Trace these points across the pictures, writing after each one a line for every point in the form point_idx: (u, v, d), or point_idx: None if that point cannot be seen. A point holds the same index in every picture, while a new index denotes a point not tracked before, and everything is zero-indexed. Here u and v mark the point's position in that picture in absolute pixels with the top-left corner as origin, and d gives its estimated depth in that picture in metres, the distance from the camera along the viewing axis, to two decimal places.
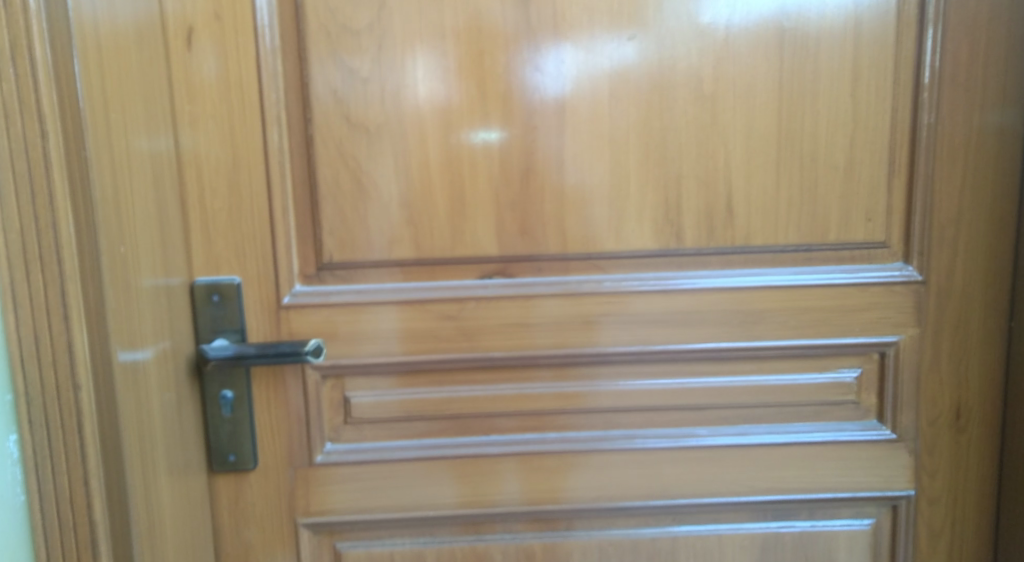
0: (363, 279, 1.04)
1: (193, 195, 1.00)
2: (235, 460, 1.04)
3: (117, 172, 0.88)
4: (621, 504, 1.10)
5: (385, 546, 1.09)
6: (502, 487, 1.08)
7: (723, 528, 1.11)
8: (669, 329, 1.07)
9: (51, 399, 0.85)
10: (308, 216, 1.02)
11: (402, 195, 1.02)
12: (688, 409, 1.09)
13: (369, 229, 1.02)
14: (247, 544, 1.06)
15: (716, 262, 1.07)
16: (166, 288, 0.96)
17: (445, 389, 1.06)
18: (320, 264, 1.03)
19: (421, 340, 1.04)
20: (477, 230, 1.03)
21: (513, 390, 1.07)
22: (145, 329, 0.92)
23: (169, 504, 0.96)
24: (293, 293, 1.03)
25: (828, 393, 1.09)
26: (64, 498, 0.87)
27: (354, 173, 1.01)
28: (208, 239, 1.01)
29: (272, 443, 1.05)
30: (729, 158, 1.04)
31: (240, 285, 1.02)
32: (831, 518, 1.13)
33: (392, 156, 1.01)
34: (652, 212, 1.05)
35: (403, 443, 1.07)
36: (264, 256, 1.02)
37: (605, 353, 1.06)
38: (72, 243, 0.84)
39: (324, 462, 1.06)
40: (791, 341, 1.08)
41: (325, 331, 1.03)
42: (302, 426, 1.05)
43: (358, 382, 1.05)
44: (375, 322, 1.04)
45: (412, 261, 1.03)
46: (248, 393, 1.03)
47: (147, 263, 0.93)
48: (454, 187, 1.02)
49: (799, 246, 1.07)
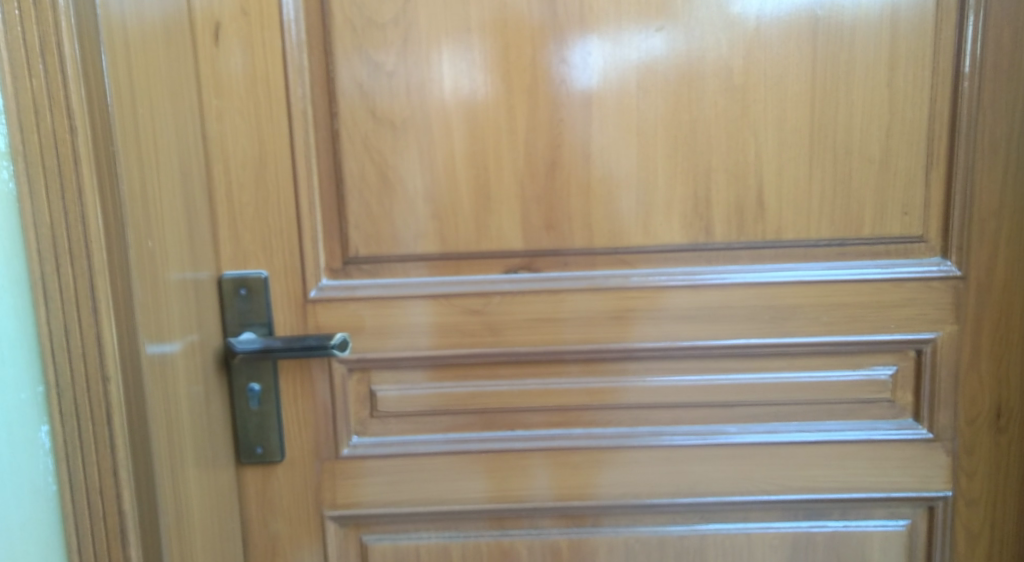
0: (389, 274, 1.04)
1: (221, 189, 1.01)
2: (262, 453, 1.05)
3: (144, 166, 0.89)
4: (647, 501, 1.08)
5: (411, 540, 1.09)
6: (527, 483, 1.08)
7: (753, 527, 1.10)
8: (697, 324, 1.05)
9: (81, 391, 0.86)
10: (335, 210, 1.03)
11: (428, 190, 1.02)
12: (717, 406, 1.07)
13: (394, 224, 1.02)
14: (274, 535, 1.07)
15: (746, 257, 1.05)
16: (195, 281, 0.98)
17: (470, 384, 1.06)
18: (346, 259, 1.03)
19: (446, 334, 1.04)
20: (502, 224, 1.03)
21: (539, 386, 1.06)
22: (173, 322, 0.94)
23: (196, 494, 0.97)
24: (320, 287, 1.03)
25: (862, 391, 1.07)
26: (94, 488, 0.88)
27: (380, 168, 1.01)
28: (236, 233, 1.02)
29: (298, 435, 1.05)
30: (760, 150, 1.02)
31: (267, 279, 1.02)
32: (864, 519, 1.10)
33: (418, 151, 1.01)
34: (681, 205, 1.03)
35: (428, 437, 1.07)
36: (292, 250, 1.02)
37: (632, 349, 1.05)
38: (100, 236, 0.85)
39: (350, 455, 1.06)
40: (823, 338, 1.05)
41: (351, 325, 1.04)
42: (328, 418, 1.05)
43: (383, 376, 1.05)
44: (400, 316, 1.04)
45: (437, 255, 1.03)
46: (275, 387, 1.03)
47: (174, 257, 0.94)
48: (479, 180, 1.02)
49: (832, 241, 1.04)
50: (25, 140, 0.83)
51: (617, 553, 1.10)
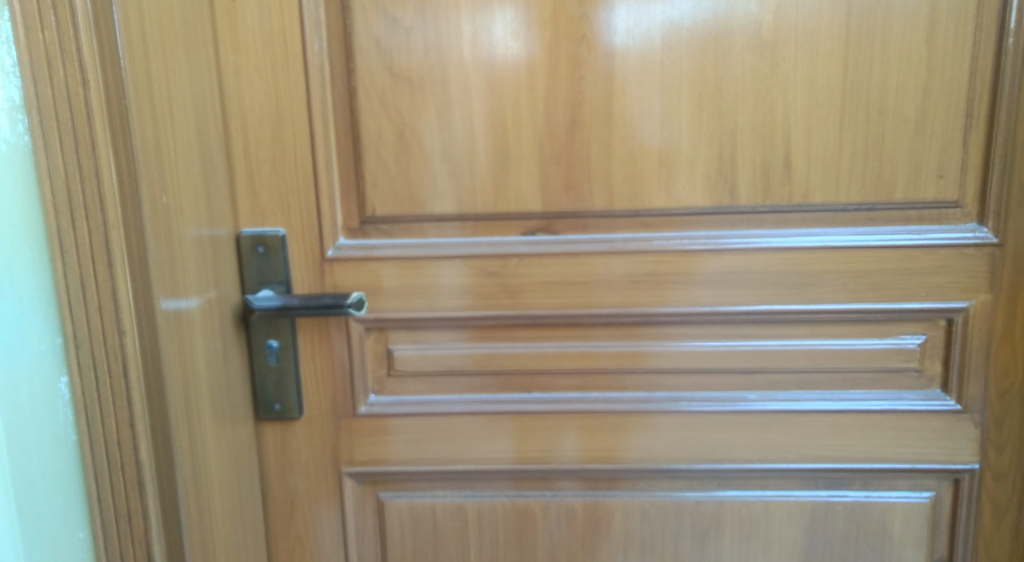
0: (406, 234, 1.03)
1: (238, 146, 1.00)
2: (281, 409, 1.06)
3: (158, 120, 0.89)
4: (664, 466, 1.08)
5: (427, 498, 1.09)
6: (543, 445, 1.08)
7: (771, 495, 1.09)
8: (719, 290, 1.03)
9: (98, 345, 0.87)
10: (351, 168, 1.02)
11: (445, 150, 1.00)
12: (738, 373, 1.06)
13: (411, 183, 1.01)
14: (292, 489, 1.08)
15: (771, 221, 1.02)
16: (212, 238, 0.98)
17: (486, 346, 1.05)
18: (363, 219, 1.03)
19: (462, 296, 1.03)
20: (521, 185, 1.01)
21: (556, 349, 1.05)
22: (190, 279, 0.94)
23: (213, 447, 0.98)
24: (337, 247, 1.03)
25: (888, 360, 1.04)
26: (112, 438, 0.89)
27: (397, 128, 1.00)
28: (254, 191, 1.01)
29: (316, 393, 1.06)
30: (789, 110, 0.99)
31: (284, 237, 1.02)
32: (887, 490, 1.08)
33: (435, 110, 1.00)
34: (705, 166, 1.01)
35: (444, 398, 1.07)
36: (308, 208, 1.02)
37: (650, 314, 1.04)
38: (115, 191, 0.85)
39: (367, 413, 1.06)
40: (848, 305, 1.02)
41: (368, 285, 1.03)
42: (346, 377, 1.05)
43: (400, 336, 1.05)
44: (417, 277, 1.03)
45: (454, 216, 1.02)
46: (292, 344, 1.04)
47: (190, 213, 0.94)
48: (498, 139, 1.00)
49: (862, 205, 1.01)
50: (38, 93, 0.83)
51: (632, 517, 1.09)
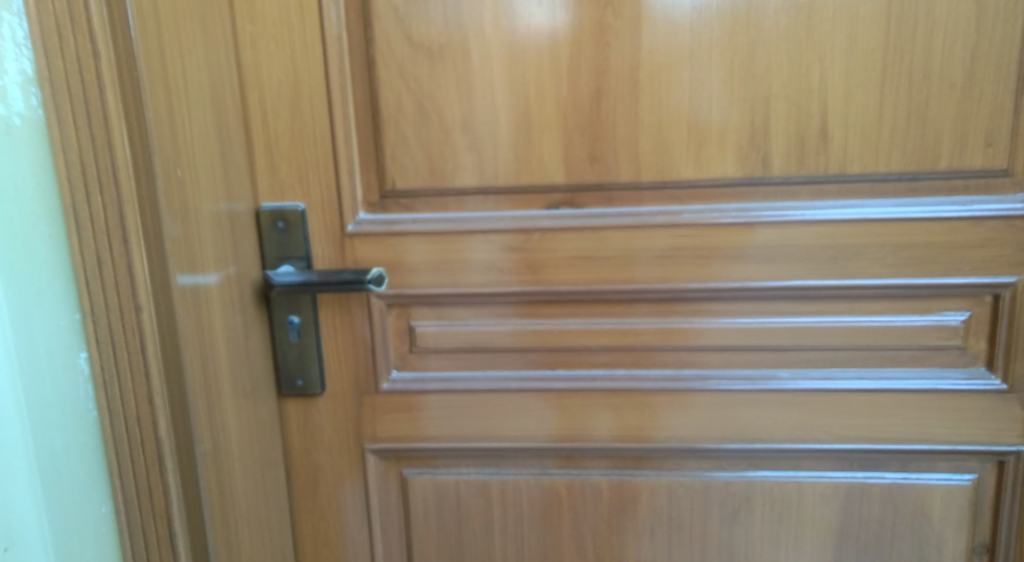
0: (427, 208, 1.00)
1: (256, 119, 0.99)
2: (303, 385, 1.04)
3: (172, 92, 0.88)
4: (692, 446, 1.05)
5: (451, 475, 1.08)
6: (568, 424, 1.05)
7: (804, 475, 1.05)
8: (751, 264, 0.99)
9: (115, 322, 0.87)
10: (371, 141, 0.99)
11: (466, 121, 0.97)
12: (770, 350, 1.02)
13: (431, 155, 0.99)
14: (316, 465, 1.08)
15: (805, 192, 0.97)
16: (231, 213, 0.96)
17: (510, 322, 1.03)
18: (383, 193, 1.00)
19: (485, 272, 1.01)
20: (544, 156, 0.98)
21: (581, 325, 1.02)
22: (208, 255, 0.93)
23: (234, 423, 0.98)
24: (357, 221, 1.00)
25: (929, 338, 0.99)
26: (130, 415, 0.89)
27: (417, 98, 0.97)
28: (273, 165, 1.00)
29: (338, 369, 1.05)
30: (826, 75, 0.94)
31: (304, 212, 1.00)
32: (926, 471, 1.04)
33: (456, 79, 0.97)
34: (736, 135, 0.96)
35: (467, 375, 1.05)
36: (328, 182, 1.00)
37: (679, 290, 1.00)
38: (128, 166, 0.84)
39: (390, 390, 1.05)
40: (887, 281, 0.98)
41: (388, 261, 1.01)
42: (368, 353, 1.04)
43: (422, 312, 1.03)
44: (438, 252, 1.01)
45: (476, 189, 0.99)
46: (314, 320, 1.02)
47: (207, 187, 0.93)
48: (520, 109, 0.97)
49: (903, 175, 0.96)
50: (50, 66, 0.82)
51: (660, 496, 1.07)
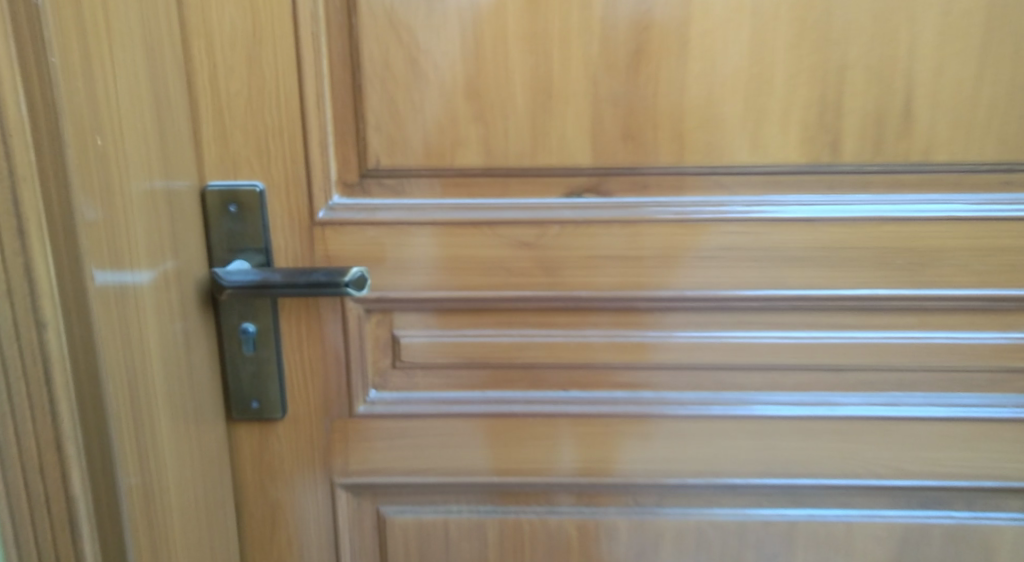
0: (418, 192, 0.81)
1: (202, 74, 0.77)
2: (259, 408, 0.84)
3: (88, 34, 0.66)
4: (728, 481, 0.88)
5: (437, 514, 0.89)
6: (582, 455, 0.88)
7: (854, 515, 0.90)
8: (809, 269, 0.82)
9: (9, 339, 0.65)
10: (349, 106, 0.79)
11: (471, 85, 0.78)
12: (825, 370, 0.86)
13: (426, 126, 0.79)
14: (274, 502, 0.88)
15: (880, 184, 0.81)
16: (170, 193, 0.75)
17: (516, 333, 0.84)
18: (364, 172, 0.80)
19: (488, 272, 0.82)
20: (566, 131, 0.79)
21: (603, 339, 0.84)
22: (140, 246, 0.72)
23: (172, 464, 0.77)
24: (330, 207, 0.81)
25: (1012, 358, 0.84)
26: (31, 466, 0.67)
27: (410, 54, 0.77)
28: (224, 133, 0.78)
29: (303, 388, 0.85)
30: (915, 41, 0.77)
31: (263, 192, 0.80)
32: (995, 510, 0.89)
33: (460, 32, 0.77)
34: (802, 112, 0.79)
35: (462, 395, 0.86)
36: (295, 156, 0.79)
37: (722, 297, 0.83)
38: (25, 129, 0.63)
39: (367, 414, 0.86)
40: (969, 291, 0.82)
41: (369, 258, 0.82)
42: (341, 369, 0.84)
43: (409, 320, 0.84)
44: (432, 248, 0.82)
45: (480, 171, 0.80)
46: (273, 328, 0.82)
47: (137, 159, 0.71)
48: (539, 71, 0.78)
49: (997, 165, 0.79)
50: None
51: (686, 539, 0.90)
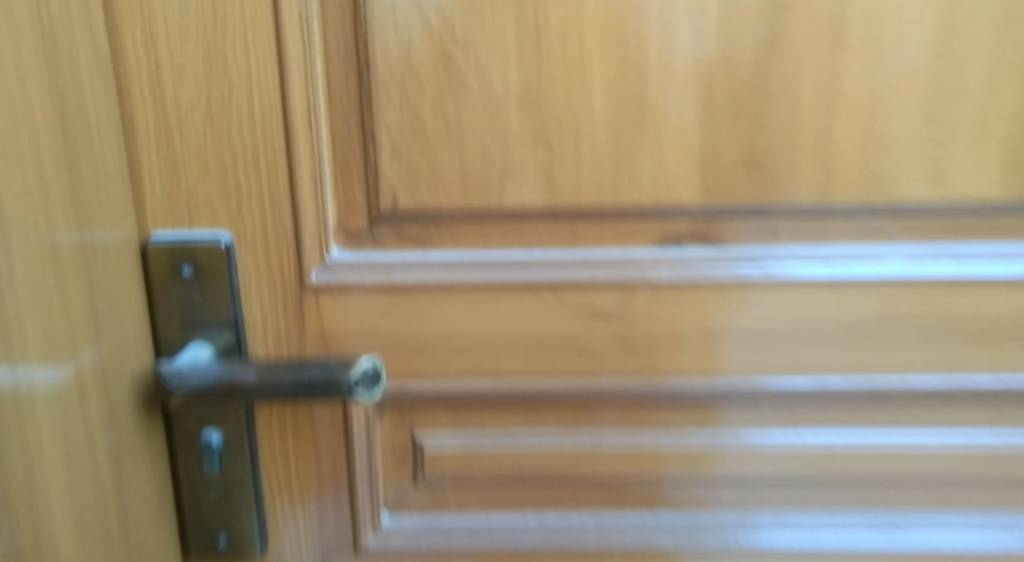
0: (451, 243, 0.57)
1: (140, 77, 0.53)
2: (227, 547, 0.60)
3: None
4: None
5: None
6: None
7: None
8: (1006, 349, 0.58)
9: None
10: (354, 124, 0.56)
11: (530, 95, 0.55)
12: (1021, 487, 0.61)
13: (463, 152, 0.56)
14: None
15: None
16: (85, 252, 0.49)
17: (587, 438, 0.60)
18: (375, 215, 0.57)
19: (549, 354, 0.59)
20: (663, 157, 0.56)
21: (709, 445, 0.60)
22: (31, 332, 0.45)
23: None
24: (328, 265, 0.57)
25: None
26: None
27: (444, 50, 0.55)
28: (174, 164, 0.54)
29: (290, 516, 0.61)
30: None
31: (229, 248, 0.56)
32: None
33: (516, 19, 0.54)
34: (1005, 128, 0.55)
35: (511, 523, 0.62)
36: (278, 195, 0.55)
37: (879, 388, 0.59)
38: None
39: (379, 549, 0.62)
40: None
41: (382, 335, 0.58)
42: (342, 488, 0.61)
43: (437, 420, 0.60)
44: (470, 322, 0.58)
45: (540, 213, 0.57)
46: (247, 436, 0.58)
47: (22, 190, 0.45)
48: (625, 74, 0.55)
49: None
50: None
51: None
